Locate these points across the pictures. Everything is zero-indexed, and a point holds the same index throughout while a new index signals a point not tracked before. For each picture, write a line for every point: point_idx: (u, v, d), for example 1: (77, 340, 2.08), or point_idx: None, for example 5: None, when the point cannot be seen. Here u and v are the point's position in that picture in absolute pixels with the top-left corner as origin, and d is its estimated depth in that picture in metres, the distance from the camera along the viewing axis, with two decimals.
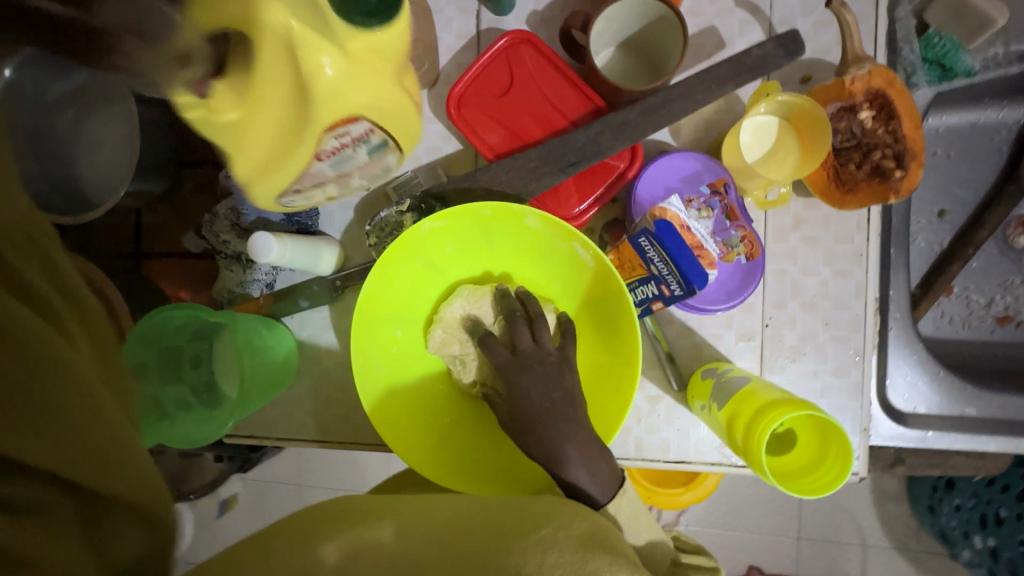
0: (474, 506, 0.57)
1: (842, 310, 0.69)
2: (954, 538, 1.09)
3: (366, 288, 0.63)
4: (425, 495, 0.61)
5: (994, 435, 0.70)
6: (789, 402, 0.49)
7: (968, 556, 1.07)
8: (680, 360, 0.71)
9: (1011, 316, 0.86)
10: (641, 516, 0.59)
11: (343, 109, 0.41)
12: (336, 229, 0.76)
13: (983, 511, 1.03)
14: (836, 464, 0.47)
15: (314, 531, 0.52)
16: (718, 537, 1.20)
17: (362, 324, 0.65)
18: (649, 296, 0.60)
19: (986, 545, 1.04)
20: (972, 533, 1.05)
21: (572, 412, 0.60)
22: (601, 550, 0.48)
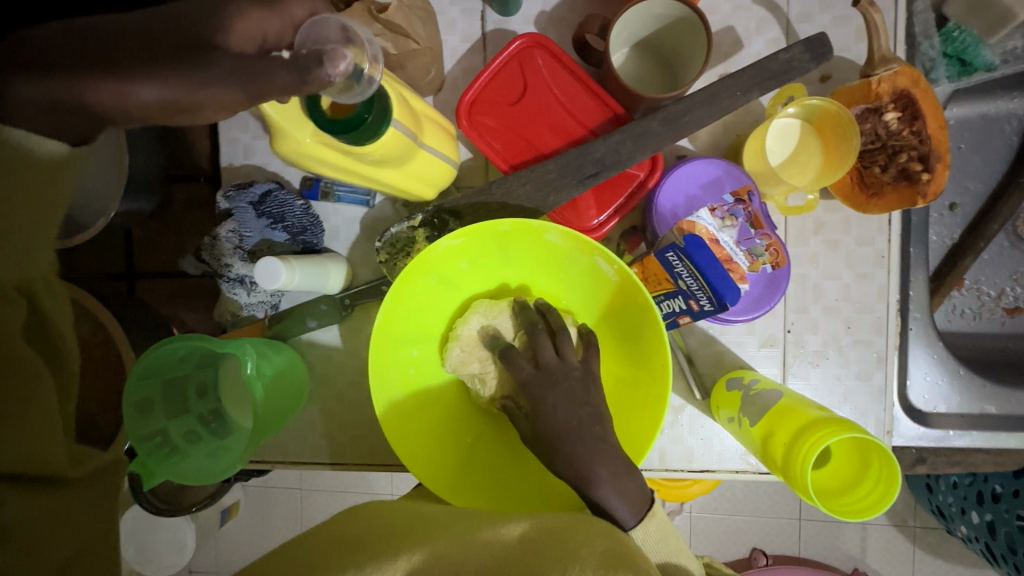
0: (499, 522, 0.55)
1: (865, 312, 0.68)
2: (951, 516, 1.05)
3: (382, 311, 0.60)
4: (449, 512, 0.59)
5: (1013, 432, 0.70)
6: (829, 423, 0.48)
7: (965, 534, 1.02)
8: (701, 368, 0.70)
9: (1021, 307, 0.86)
10: (673, 541, 0.56)
11: (308, 162, 0.51)
12: (342, 246, 0.73)
13: (980, 487, 0.99)
14: (880, 485, 0.46)
15: (339, 556, 0.50)
16: (723, 522, 1.20)
17: (379, 346, 0.62)
18: (676, 310, 0.59)
19: (983, 521, 0.98)
20: (968, 509, 1.01)
21: (603, 431, 0.58)
22: (627, 568, 0.45)
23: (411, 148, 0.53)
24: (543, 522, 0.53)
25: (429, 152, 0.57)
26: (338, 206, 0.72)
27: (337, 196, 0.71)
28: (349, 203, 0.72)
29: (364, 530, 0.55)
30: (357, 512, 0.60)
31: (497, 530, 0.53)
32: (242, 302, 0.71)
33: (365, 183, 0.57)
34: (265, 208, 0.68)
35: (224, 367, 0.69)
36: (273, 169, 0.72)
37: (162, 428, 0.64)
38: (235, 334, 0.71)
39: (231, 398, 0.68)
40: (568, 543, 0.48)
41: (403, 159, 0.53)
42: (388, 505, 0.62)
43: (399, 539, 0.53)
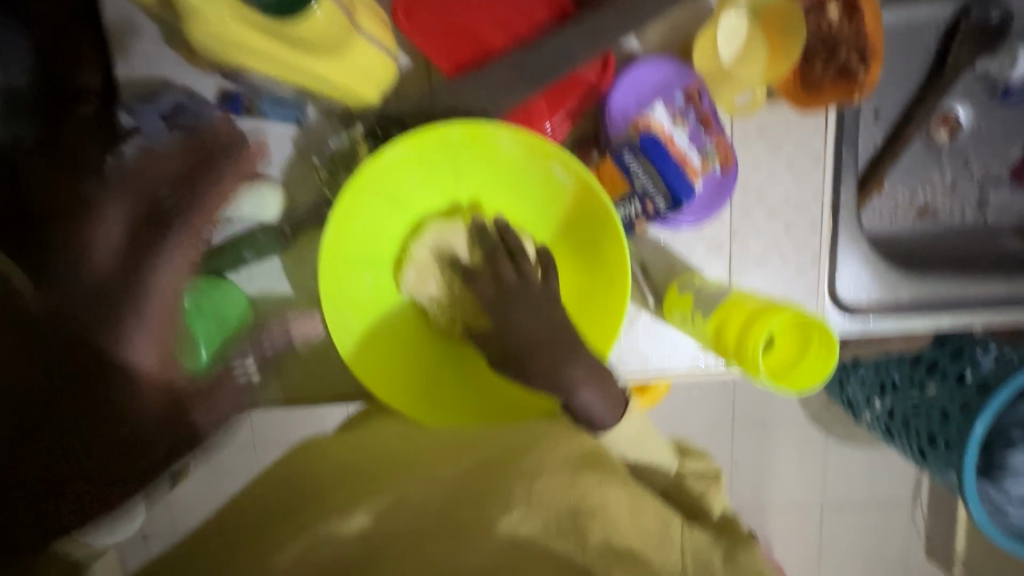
0: (483, 440, 0.59)
1: (802, 213, 0.71)
2: (858, 406, 1.11)
3: (329, 232, 0.57)
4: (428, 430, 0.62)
5: (924, 315, 0.77)
6: (775, 308, 0.51)
7: (869, 421, 1.09)
8: (654, 275, 0.72)
9: (929, 207, 0.95)
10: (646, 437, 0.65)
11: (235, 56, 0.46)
12: (275, 168, 0.67)
13: (883, 376, 1.05)
14: (820, 356, 0.50)
15: (337, 499, 0.53)
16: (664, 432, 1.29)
17: (329, 269, 0.59)
18: (632, 214, 0.60)
19: (886, 408, 1.05)
20: (873, 398, 1.07)
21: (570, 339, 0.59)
22: (595, 469, 0.53)
23: (346, 31, 0.49)
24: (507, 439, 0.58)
25: (366, 41, 0.52)
26: (264, 123, 0.66)
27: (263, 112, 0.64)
28: (277, 120, 0.66)
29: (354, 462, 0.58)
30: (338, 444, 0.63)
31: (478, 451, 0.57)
32: None
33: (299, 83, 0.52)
34: (179, 121, 0.60)
35: None
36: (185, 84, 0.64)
37: None
38: None
39: None
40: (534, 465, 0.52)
41: (340, 47, 0.49)
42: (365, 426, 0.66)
43: (395, 470, 0.57)
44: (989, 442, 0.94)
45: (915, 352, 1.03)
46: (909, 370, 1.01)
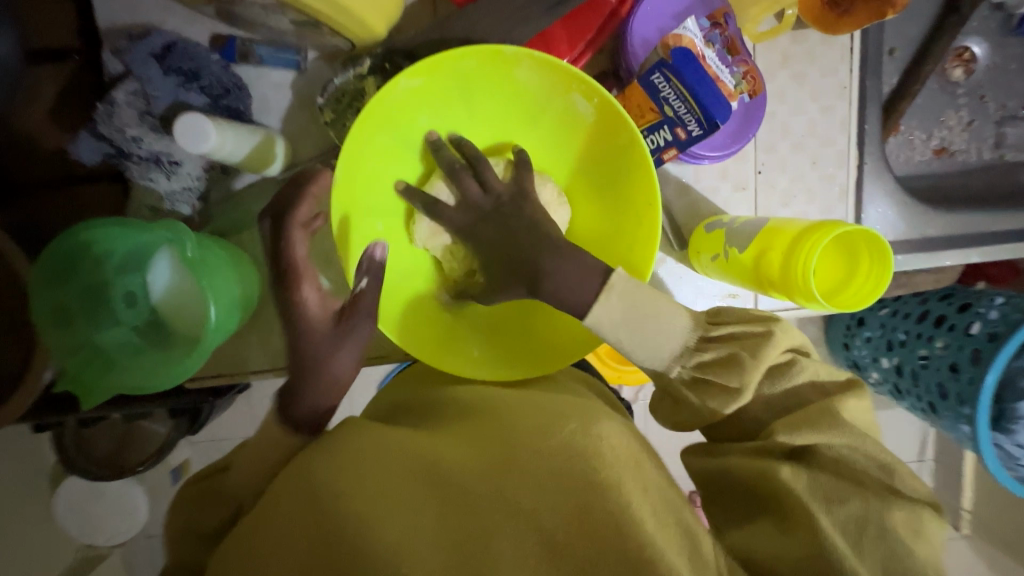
0: (508, 423, 0.49)
1: (828, 146, 0.69)
2: (866, 365, 1.08)
3: (340, 169, 0.52)
4: (448, 452, 0.46)
5: (949, 250, 0.76)
6: (818, 230, 0.49)
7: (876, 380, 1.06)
8: (679, 218, 0.69)
9: (946, 148, 0.93)
10: (647, 327, 0.50)
11: None
12: (275, 119, 0.62)
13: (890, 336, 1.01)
14: (871, 278, 0.47)
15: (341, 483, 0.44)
16: None
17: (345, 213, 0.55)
18: (661, 144, 0.55)
19: (891, 365, 1.01)
20: (879, 356, 1.03)
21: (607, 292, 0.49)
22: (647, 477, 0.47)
23: None
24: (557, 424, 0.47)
25: None
26: (263, 71, 0.61)
27: (259, 57, 0.60)
28: (276, 66, 0.61)
29: (336, 450, 0.47)
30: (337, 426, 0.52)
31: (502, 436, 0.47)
32: (162, 189, 0.59)
33: (299, 8, 0.46)
34: (172, 62, 0.54)
35: (152, 272, 0.56)
36: (172, 28, 0.58)
37: (89, 340, 0.55)
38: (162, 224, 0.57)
39: (167, 308, 0.57)
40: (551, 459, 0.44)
41: None
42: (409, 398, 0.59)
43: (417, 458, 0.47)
44: (999, 395, 0.85)
45: (922, 310, 0.97)
46: (914, 328, 0.96)
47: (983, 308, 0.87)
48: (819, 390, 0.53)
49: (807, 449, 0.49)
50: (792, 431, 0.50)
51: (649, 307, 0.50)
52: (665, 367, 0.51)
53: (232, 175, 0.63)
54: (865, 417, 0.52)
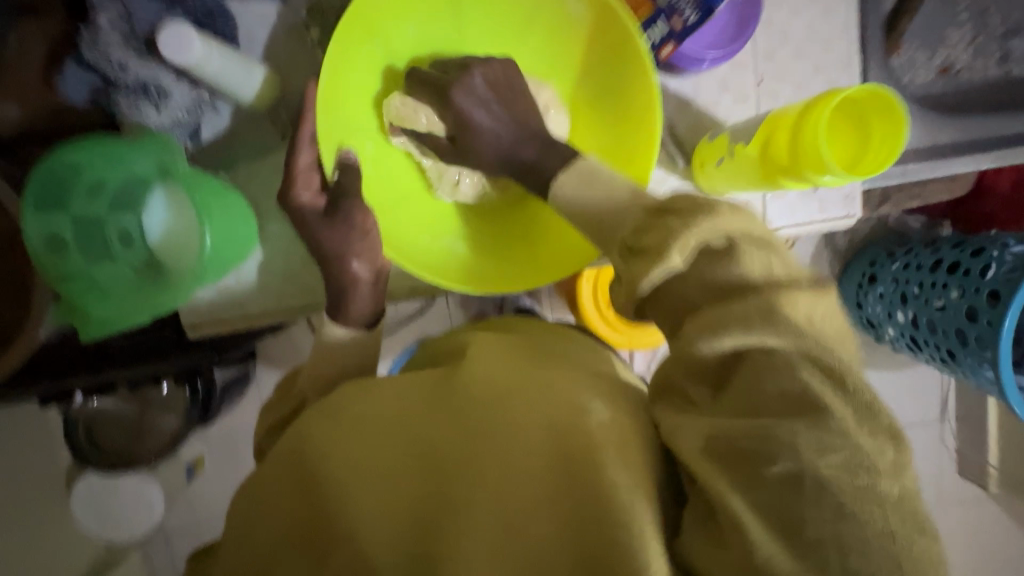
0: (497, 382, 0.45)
1: (829, 50, 0.67)
2: (880, 322, 1.04)
3: (327, 69, 0.51)
4: (419, 420, 0.42)
5: (963, 155, 0.74)
6: (821, 99, 0.48)
7: (893, 334, 1.02)
8: (681, 134, 0.67)
9: (951, 66, 0.90)
10: (601, 194, 0.43)
11: None
12: (261, 50, 0.61)
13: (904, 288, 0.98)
14: (882, 147, 0.46)
15: (320, 446, 0.43)
16: None
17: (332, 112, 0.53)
18: (657, 40, 0.55)
19: (908, 318, 0.96)
20: (895, 310, 0.99)
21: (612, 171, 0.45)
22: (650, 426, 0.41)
23: None
24: (542, 390, 0.43)
25: None
26: (246, 3, 0.60)
27: None
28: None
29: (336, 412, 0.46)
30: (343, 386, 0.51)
31: (476, 407, 0.42)
32: (153, 124, 0.58)
33: None
34: None
35: (149, 208, 0.55)
36: None
37: (87, 271, 0.54)
38: (159, 147, 0.56)
39: (166, 241, 0.55)
40: (522, 435, 0.39)
41: None
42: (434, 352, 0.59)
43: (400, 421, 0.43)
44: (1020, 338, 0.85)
45: (936, 257, 0.92)
46: (928, 276, 0.91)
47: (998, 251, 0.81)
48: (768, 283, 0.36)
49: (739, 366, 0.35)
50: (718, 333, 0.35)
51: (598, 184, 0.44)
52: (607, 227, 0.41)
53: (222, 113, 0.61)
54: (832, 327, 0.36)
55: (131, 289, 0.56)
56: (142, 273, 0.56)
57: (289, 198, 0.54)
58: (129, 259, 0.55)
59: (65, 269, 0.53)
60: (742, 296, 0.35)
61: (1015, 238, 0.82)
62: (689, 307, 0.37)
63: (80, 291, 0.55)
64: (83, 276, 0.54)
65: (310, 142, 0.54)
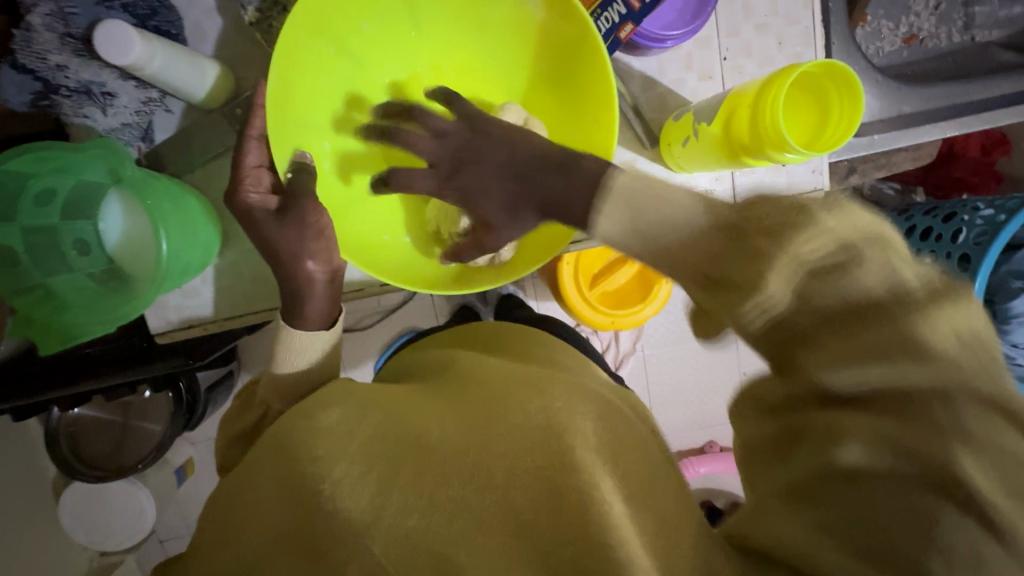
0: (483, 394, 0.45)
1: (792, 24, 0.66)
2: None
3: (275, 77, 0.50)
4: (423, 422, 0.42)
5: (929, 125, 0.74)
6: (775, 80, 0.47)
7: None
8: (649, 116, 0.66)
9: (915, 34, 0.90)
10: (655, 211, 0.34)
11: None
12: (211, 47, 0.59)
13: None
14: (841, 121, 0.45)
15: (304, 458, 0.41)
16: (670, 352, 1.21)
17: (282, 115, 0.52)
18: (616, 20, 0.54)
19: None
20: None
21: None
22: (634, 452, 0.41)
23: None
24: (539, 393, 0.43)
25: None
26: None
27: None
28: None
29: (319, 423, 0.44)
30: (325, 391, 0.50)
31: (479, 408, 0.43)
32: (100, 127, 0.56)
33: None
34: None
35: (104, 214, 0.54)
36: None
37: (43, 281, 0.53)
38: (104, 150, 0.53)
39: (124, 246, 0.54)
40: (521, 429, 0.40)
41: None
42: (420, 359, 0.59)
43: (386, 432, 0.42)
44: (990, 297, 0.84)
45: (909, 224, 0.93)
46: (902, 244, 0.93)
47: (969, 215, 0.82)
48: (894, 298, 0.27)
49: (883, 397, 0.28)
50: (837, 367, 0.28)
51: (651, 208, 0.34)
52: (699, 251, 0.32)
53: (174, 112, 0.59)
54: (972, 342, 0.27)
55: (93, 297, 0.55)
56: (103, 280, 0.55)
57: (236, 199, 0.51)
58: (89, 265, 0.55)
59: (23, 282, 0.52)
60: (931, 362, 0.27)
61: (986, 202, 0.83)
62: (814, 368, 0.30)
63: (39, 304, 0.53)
64: (44, 287, 0.53)
65: (258, 142, 0.52)
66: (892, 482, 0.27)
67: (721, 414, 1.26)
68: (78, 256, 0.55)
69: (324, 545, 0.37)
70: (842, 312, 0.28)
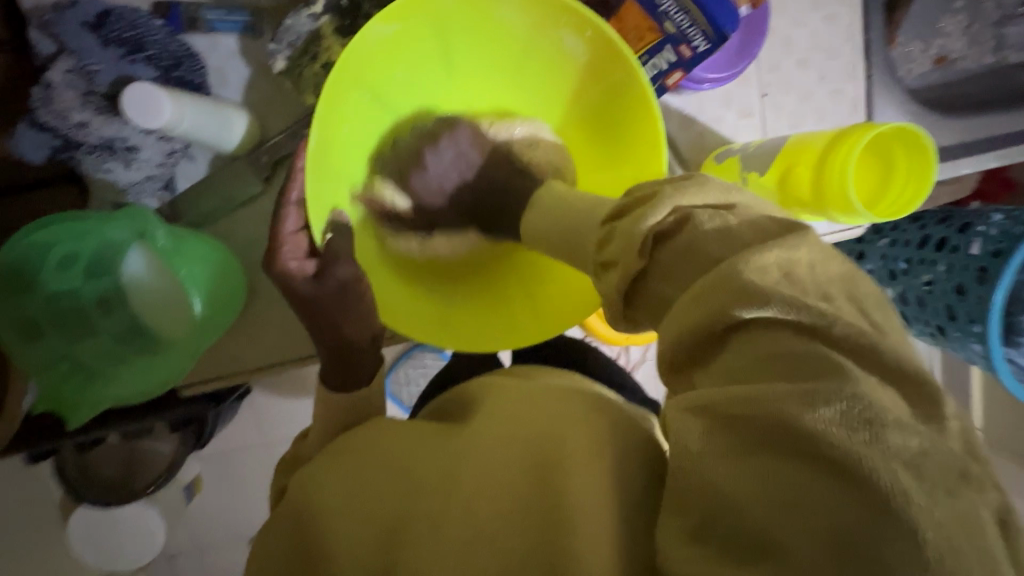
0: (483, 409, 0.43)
1: (834, 58, 0.64)
2: None
3: (316, 136, 0.46)
4: (410, 448, 0.41)
5: (966, 157, 0.73)
6: (844, 141, 0.45)
7: None
8: (686, 154, 0.64)
9: (946, 55, 0.88)
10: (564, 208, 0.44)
11: None
12: (235, 92, 0.56)
13: None
14: (905, 194, 0.45)
15: (312, 477, 0.42)
16: None
17: (322, 174, 0.48)
18: (664, 68, 0.51)
19: None
20: None
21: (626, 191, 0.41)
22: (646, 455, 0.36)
23: None
24: (529, 412, 0.41)
25: None
26: (214, 38, 0.54)
27: (209, 24, 0.53)
28: (231, 32, 0.55)
29: (334, 445, 0.45)
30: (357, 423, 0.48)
31: (467, 432, 0.41)
32: (122, 181, 0.53)
33: None
34: (111, 32, 0.48)
35: (127, 270, 0.51)
36: None
37: (67, 352, 0.51)
38: (131, 212, 0.51)
39: (151, 310, 0.52)
40: (499, 440, 0.38)
41: None
42: (440, 398, 0.55)
43: (386, 449, 0.42)
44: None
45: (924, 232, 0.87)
46: None
47: None
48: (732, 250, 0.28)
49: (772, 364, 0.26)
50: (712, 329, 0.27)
51: (553, 211, 0.45)
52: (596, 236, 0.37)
53: (197, 160, 0.57)
54: (829, 274, 0.27)
55: (120, 365, 0.52)
56: (127, 343, 0.52)
57: (276, 266, 0.48)
58: (113, 326, 0.51)
59: (50, 350, 0.50)
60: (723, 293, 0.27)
61: (1000, 212, 0.81)
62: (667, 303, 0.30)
63: (65, 372, 0.51)
64: (69, 357, 0.51)
65: (297, 207, 0.48)
66: (730, 440, 0.25)
67: None
68: (99, 318, 0.51)
69: (314, 564, 0.37)
70: (689, 260, 0.29)
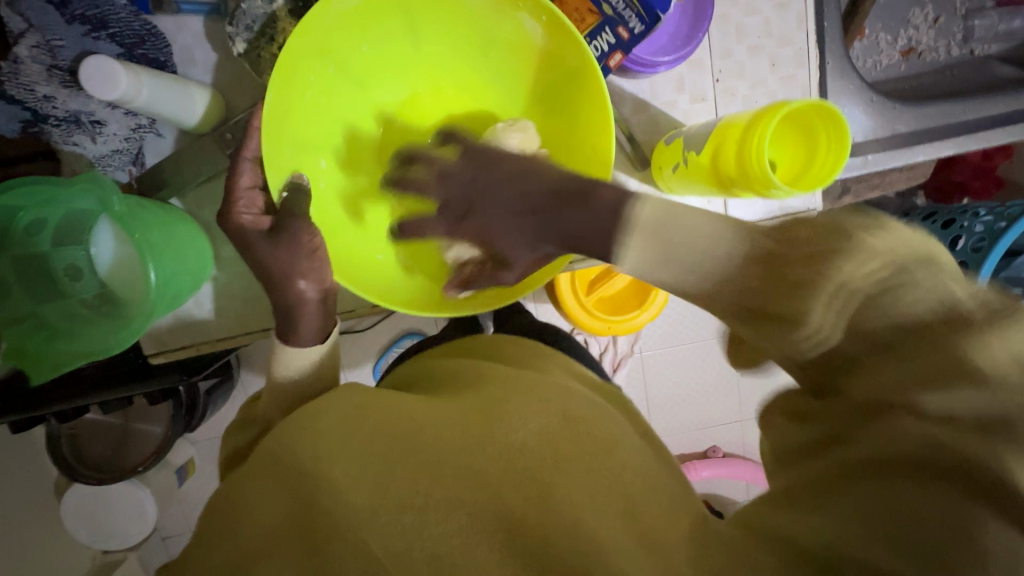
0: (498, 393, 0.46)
1: (786, 45, 0.66)
2: None
3: (271, 97, 0.50)
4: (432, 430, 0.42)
5: (922, 145, 0.74)
6: (762, 116, 0.48)
7: None
8: (641, 137, 0.66)
9: (913, 47, 0.89)
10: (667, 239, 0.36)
11: None
12: (200, 71, 0.58)
13: None
14: (829, 159, 0.47)
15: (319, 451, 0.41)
16: (670, 354, 1.19)
17: (278, 133, 0.52)
18: (606, 48, 0.55)
19: None
20: None
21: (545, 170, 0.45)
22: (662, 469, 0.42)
23: None
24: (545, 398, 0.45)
25: None
26: (180, 19, 0.57)
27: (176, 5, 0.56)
28: (196, 14, 0.57)
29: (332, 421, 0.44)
30: (351, 397, 0.47)
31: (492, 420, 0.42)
32: (90, 154, 0.56)
33: None
34: (76, 9, 0.51)
35: (96, 240, 0.55)
36: None
37: (34, 311, 0.54)
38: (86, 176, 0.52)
39: (116, 273, 0.56)
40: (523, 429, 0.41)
41: None
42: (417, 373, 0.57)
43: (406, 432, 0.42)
44: None
45: None
46: None
47: (968, 223, 0.80)
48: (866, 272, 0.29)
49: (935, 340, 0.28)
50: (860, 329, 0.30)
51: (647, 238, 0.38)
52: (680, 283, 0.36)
53: (165, 136, 0.60)
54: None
55: (81, 327, 0.55)
56: (92, 307, 0.56)
57: (230, 219, 0.52)
58: (82, 290, 0.56)
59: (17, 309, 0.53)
60: (890, 253, 0.29)
61: (987, 208, 0.81)
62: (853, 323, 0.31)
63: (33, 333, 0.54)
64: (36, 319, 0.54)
65: (252, 164, 0.53)
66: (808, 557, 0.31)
67: (721, 417, 1.25)
68: (70, 281, 0.56)
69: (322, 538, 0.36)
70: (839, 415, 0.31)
